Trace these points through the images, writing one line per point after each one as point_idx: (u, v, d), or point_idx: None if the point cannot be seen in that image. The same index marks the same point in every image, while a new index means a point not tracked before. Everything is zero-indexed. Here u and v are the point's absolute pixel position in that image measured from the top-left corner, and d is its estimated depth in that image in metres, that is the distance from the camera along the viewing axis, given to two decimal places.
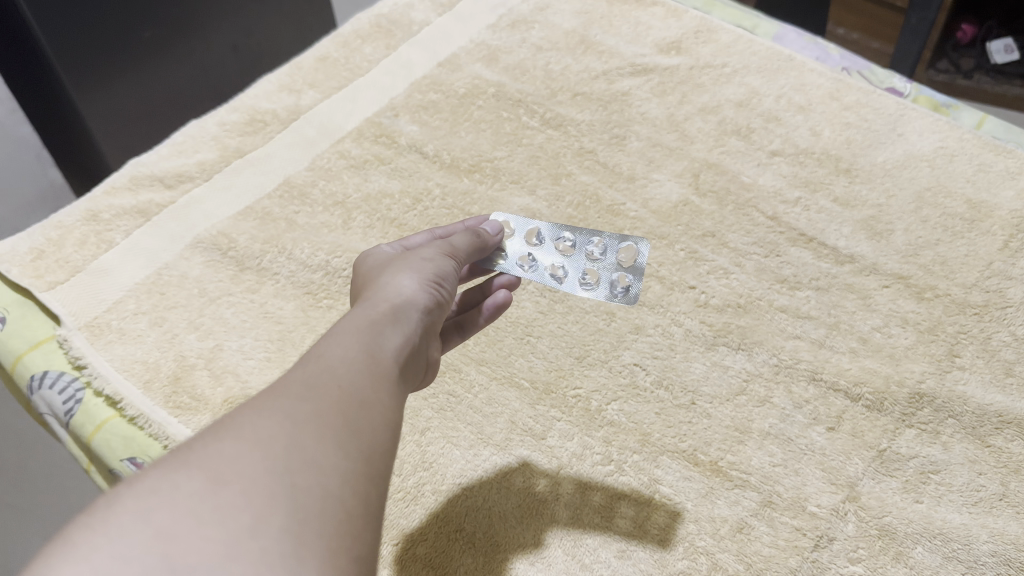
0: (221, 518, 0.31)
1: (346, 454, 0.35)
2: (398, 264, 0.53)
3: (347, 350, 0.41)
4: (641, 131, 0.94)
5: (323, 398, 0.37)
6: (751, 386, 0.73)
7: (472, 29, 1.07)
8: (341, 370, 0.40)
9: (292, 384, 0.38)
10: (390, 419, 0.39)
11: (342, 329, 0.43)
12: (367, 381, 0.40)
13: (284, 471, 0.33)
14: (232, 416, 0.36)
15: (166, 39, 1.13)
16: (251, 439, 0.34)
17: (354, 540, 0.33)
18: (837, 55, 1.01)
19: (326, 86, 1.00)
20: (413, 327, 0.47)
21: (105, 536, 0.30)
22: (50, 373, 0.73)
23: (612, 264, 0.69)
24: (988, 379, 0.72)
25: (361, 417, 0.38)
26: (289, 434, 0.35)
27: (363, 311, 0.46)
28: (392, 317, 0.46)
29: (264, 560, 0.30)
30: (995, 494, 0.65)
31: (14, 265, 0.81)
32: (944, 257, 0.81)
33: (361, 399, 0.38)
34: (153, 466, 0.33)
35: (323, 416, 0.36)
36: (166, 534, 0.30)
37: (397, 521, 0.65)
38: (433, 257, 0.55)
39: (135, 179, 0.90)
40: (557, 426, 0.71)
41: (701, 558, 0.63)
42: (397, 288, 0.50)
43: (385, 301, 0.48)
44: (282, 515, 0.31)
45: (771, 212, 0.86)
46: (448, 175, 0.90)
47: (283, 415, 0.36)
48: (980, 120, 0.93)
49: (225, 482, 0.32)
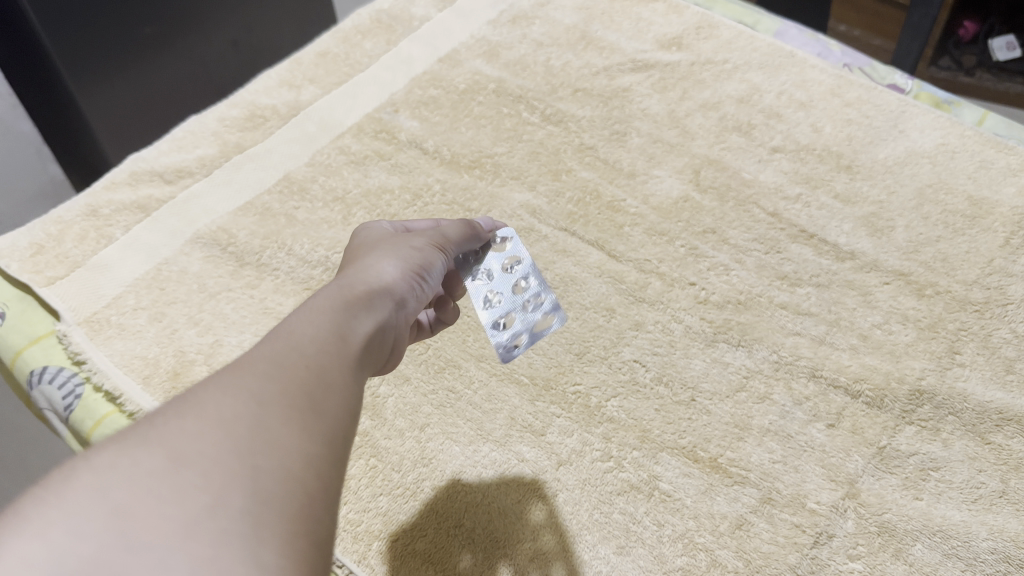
0: (179, 497, 0.31)
1: (310, 437, 0.36)
2: (380, 249, 0.53)
3: (317, 331, 0.42)
4: (642, 127, 0.94)
5: (289, 378, 0.37)
6: (751, 383, 0.73)
7: (473, 24, 1.06)
8: (309, 351, 0.40)
9: (259, 362, 0.38)
10: (354, 402, 0.40)
11: (312, 306, 0.44)
12: (334, 364, 0.40)
13: (246, 451, 0.33)
14: (196, 392, 0.36)
15: (166, 34, 1.12)
16: (213, 417, 0.34)
17: (315, 523, 0.33)
18: (838, 51, 1.00)
19: (326, 82, 1.00)
20: (385, 313, 0.48)
21: (61, 511, 0.30)
22: (50, 368, 0.73)
23: (529, 326, 0.66)
24: (988, 376, 0.72)
25: (327, 401, 0.38)
26: (253, 414, 0.35)
27: (335, 291, 0.47)
28: (365, 301, 0.47)
29: (221, 540, 0.30)
30: (995, 491, 0.65)
31: (14, 260, 0.81)
32: (946, 254, 0.81)
33: (327, 381, 0.39)
34: (113, 442, 0.33)
35: (289, 396, 0.37)
36: (124, 511, 0.30)
37: (396, 516, 0.65)
38: (420, 245, 0.55)
39: (135, 174, 0.90)
40: (556, 421, 0.71)
41: (701, 555, 0.63)
42: (374, 272, 0.50)
43: (361, 285, 0.48)
44: (242, 496, 0.31)
45: (772, 208, 0.85)
46: (448, 170, 0.89)
47: (247, 393, 0.36)
48: (982, 116, 0.93)
49: (184, 460, 0.32)
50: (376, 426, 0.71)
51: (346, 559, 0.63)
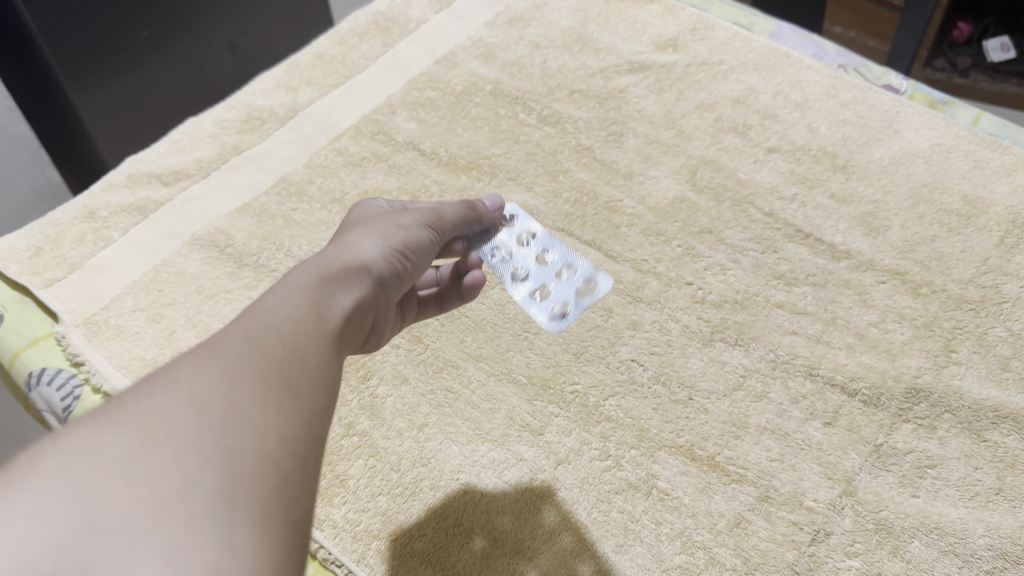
0: (149, 479, 0.31)
1: (284, 416, 0.36)
2: (364, 227, 0.54)
3: (293, 309, 0.42)
4: (638, 128, 0.94)
5: (263, 355, 0.38)
6: (748, 382, 0.73)
7: (470, 26, 1.06)
8: (285, 328, 0.40)
9: (233, 339, 0.39)
10: (331, 380, 0.40)
11: (289, 284, 0.44)
12: (311, 341, 0.41)
13: (218, 430, 0.34)
14: (169, 371, 0.37)
15: (165, 37, 1.13)
16: (186, 396, 0.35)
17: (291, 502, 0.34)
18: (834, 52, 1.01)
19: (324, 84, 1.00)
20: (365, 291, 0.48)
21: (28, 496, 0.31)
22: (49, 369, 0.73)
23: (568, 293, 0.70)
24: (984, 374, 0.72)
25: (304, 379, 0.39)
26: (227, 392, 0.36)
27: (313, 264, 0.47)
28: (343, 279, 0.47)
29: (193, 523, 0.31)
30: (992, 488, 0.66)
31: (13, 262, 0.81)
32: (941, 253, 0.81)
33: (303, 360, 0.39)
34: (85, 423, 0.34)
35: (263, 373, 0.37)
36: (92, 496, 0.31)
37: (395, 516, 0.65)
38: (408, 224, 0.55)
39: (132, 176, 0.90)
40: (555, 421, 0.71)
41: (699, 553, 0.63)
42: (354, 249, 0.50)
43: (340, 260, 0.49)
44: (215, 478, 0.32)
45: (769, 208, 0.86)
46: (446, 172, 0.90)
47: (220, 371, 0.36)
48: (977, 116, 0.93)
49: (156, 441, 0.33)
50: (375, 426, 0.71)
51: (345, 559, 0.63)
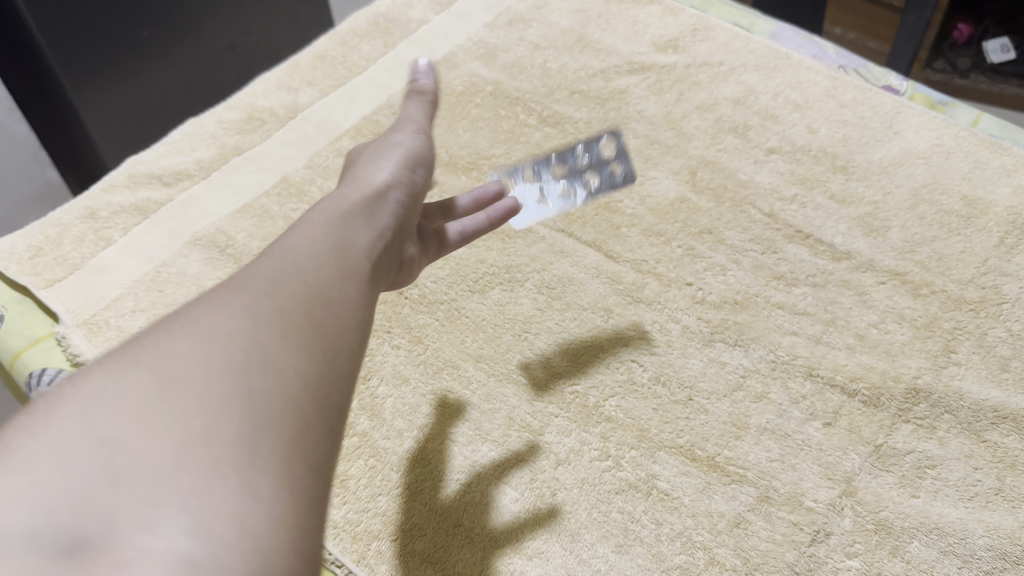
0: (171, 424, 0.34)
1: (306, 356, 0.38)
2: (369, 160, 0.57)
3: (315, 247, 0.44)
4: (638, 128, 0.94)
5: (287, 295, 0.40)
6: (748, 383, 0.73)
7: (470, 27, 1.06)
8: (307, 266, 0.42)
9: (253, 281, 0.40)
10: (355, 315, 0.42)
11: (311, 220, 0.47)
12: (334, 278, 0.43)
13: (241, 372, 0.36)
14: (188, 316, 0.39)
15: (165, 39, 1.13)
16: (204, 340, 0.37)
17: (312, 446, 0.36)
18: (834, 53, 1.01)
19: (325, 85, 1.00)
20: (387, 218, 0.51)
21: (51, 441, 0.33)
22: (49, 370, 0.73)
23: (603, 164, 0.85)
24: (984, 375, 0.72)
25: (326, 317, 0.40)
26: (247, 335, 0.37)
27: (331, 205, 0.49)
28: (365, 209, 0.50)
29: (215, 468, 0.33)
30: (991, 489, 0.66)
31: (13, 263, 0.81)
32: (941, 253, 0.81)
33: (326, 297, 0.41)
34: (106, 369, 0.36)
35: (283, 314, 0.39)
36: (114, 442, 0.33)
37: (395, 516, 0.65)
38: (404, 142, 0.59)
39: (133, 177, 0.90)
40: (555, 421, 0.71)
41: (699, 553, 0.63)
42: (369, 178, 0.54)
43: (359, 192, 0.51)
44: (236, 424, 0.34)
45: (769, 209, 0.86)
46: (446, 172, 0.90)
47: (240, 314, 0.38)
48: (977, 117, 0.93)
49: (174, 388, 0.35)
50: (375, 426, 0.71)
51: (346, 559, 0.63)
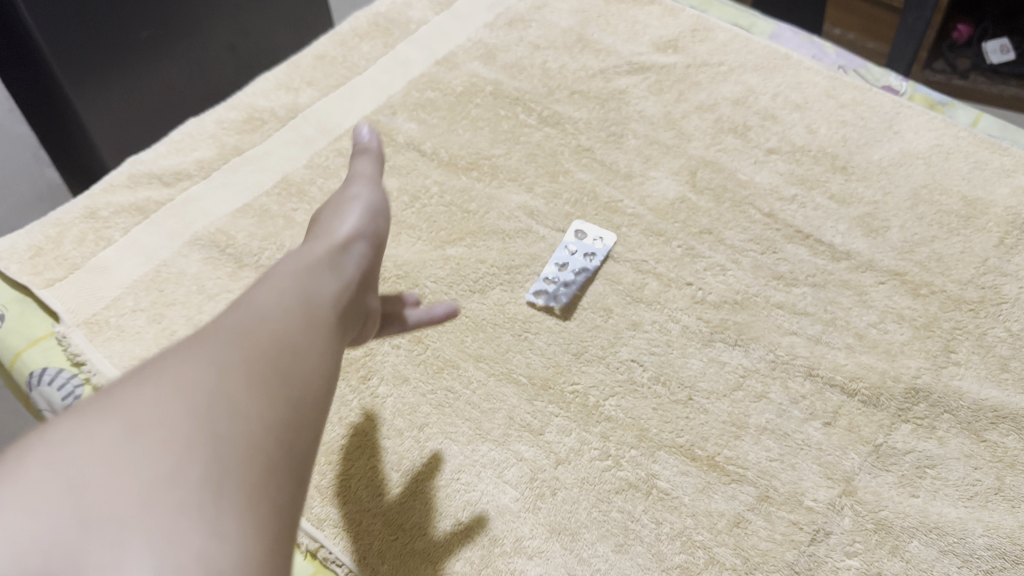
0: (138, 469, 0.36)
1: (270, 404, 0.41)
2: (332, 212, 0.58)
3: (280, 297, 0.46)
4: (638, 128, 0.94)
5: (253, 344, 0.42)
6: (748, 382, 0.73)
7: (470, 27, 1.06)
8: (272, 315, 0.44)
9: (220, 332, 0.43)
10: (320, 363, 0.45)
11: (279, 271, 0.49)
12: (299, 327, 0.45)
13: (206, 419, 0.38)
14: (157, 365, 0.41)
15: (164, 39, 1.13)
16: (171, 387, 0.39)
17: (276, 490, 0.38)
18: (834, 53, 1.01)
19: (325, 85, 1.00)
20: (353, 270, 0.53)
21: (24, 485, 0.36)
22: (50, 369, 0.73)
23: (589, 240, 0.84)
24: (984, 375, 0.72)
25: (291, 365, 0.43)
26: (213, 383, 0.40)
27: (301, 255, 0.51)
28: (330, 261, 0.52)
29: (180, 511, 0.35)
30: (991, 488, 0.66)
31: (13, 263, 0.81)
32: (941, 253, 0.81)
33: (291, 347, 0.44)
34: (75, 416, 0.38)
35: (249, 362, 0.41)
36: (84, 487, 0.35)
37: (395, 515, 0.65)
38: (367, 195, 0.60)
39: (133, 177, 0.90)
40: (555, 421, 0.71)
41: (699, 552, 0.63)
42: (336, 231, 0.55)
43: (326, 246, 0.53)
44: (200, 467, 0.37)
45: (768, 209, 0.86)
46: (446, 172, 0.90)
47: (207, 363, 0.41)
48: (976, 118, 0.94)
49: (142, 433, 0.37)
50: (375, 426, 0.71)
51: (345, 558, 0.63)
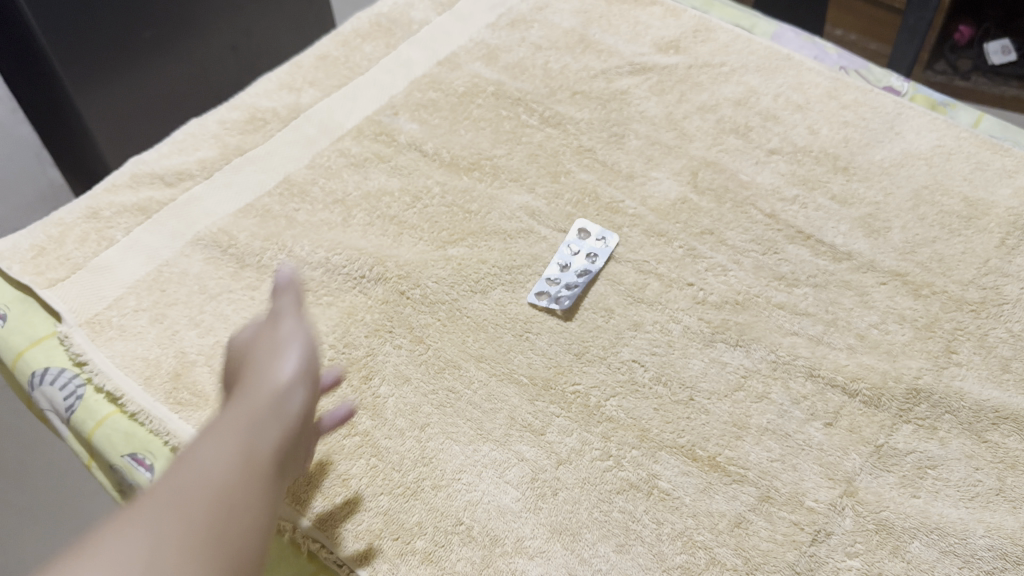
0: None
1: (202, 565, 0.47)
2: (265, 351, 0.62)
3: (219, 460, 0.52)
4: (640, 129, 0.94)
5: (190, 514, 0.48)
6: (749, 383, 0.73)
7: (472, 28, 1.07)
8: (210, 481, 0.51)
9: (160, 504, 0.49)
10: (252, 520, 0.51)
11: (220, 430, 0.55)
12: (234, 488, 0.51)
13: None
14: (100, 539, 0.46)
15: (166, 39, 1.13)
16: (113, 560, 0.45)
17: None
18: (835, 54, 1.01)
19: (327, 85, 1.00)
20: (291, 415, 0.59)
21: None
22: (52, 369, 0.74)
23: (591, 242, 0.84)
24: (985, 375, 0.72)
25: (224, 528, 0.49)
26: (151, 556, 0.45)
27: (242, 410, 0.57)
28: (269, 412, 0.57)
29: None
30: (992, 489, 0.66)
31: (16, 263, 0.81)
32: (942, 254, 0.81)
33: (226, 511, 0.50)
34: None
35: (185, 532, 0.47)
36: None
37: (397, 515, 0.65)
38: (296, 331, 0.64)
39: (135, 177, 0.90)
40: (556, 421, 0.71)
41: (700, 553, 0.63)
42: (275, 374, 0.60)
43: (263, 394, 0.58)
44: None
45: (770, 210, 0.86)
46: (447, 172, 0.90)
47: (145, 537, 0.46)
48: (978, 118, 0.94)
49: None
50: (376, 425, 0.71)
51: (347, 558, 0.63)
